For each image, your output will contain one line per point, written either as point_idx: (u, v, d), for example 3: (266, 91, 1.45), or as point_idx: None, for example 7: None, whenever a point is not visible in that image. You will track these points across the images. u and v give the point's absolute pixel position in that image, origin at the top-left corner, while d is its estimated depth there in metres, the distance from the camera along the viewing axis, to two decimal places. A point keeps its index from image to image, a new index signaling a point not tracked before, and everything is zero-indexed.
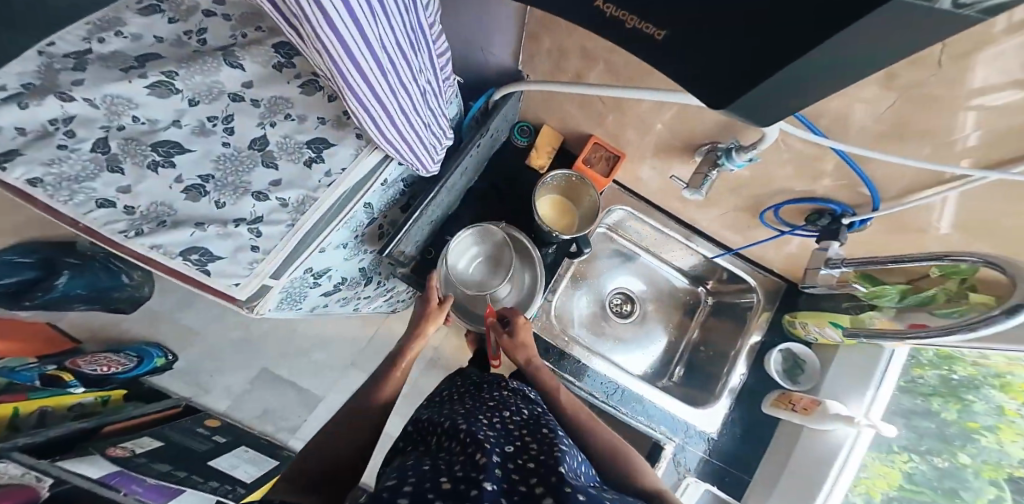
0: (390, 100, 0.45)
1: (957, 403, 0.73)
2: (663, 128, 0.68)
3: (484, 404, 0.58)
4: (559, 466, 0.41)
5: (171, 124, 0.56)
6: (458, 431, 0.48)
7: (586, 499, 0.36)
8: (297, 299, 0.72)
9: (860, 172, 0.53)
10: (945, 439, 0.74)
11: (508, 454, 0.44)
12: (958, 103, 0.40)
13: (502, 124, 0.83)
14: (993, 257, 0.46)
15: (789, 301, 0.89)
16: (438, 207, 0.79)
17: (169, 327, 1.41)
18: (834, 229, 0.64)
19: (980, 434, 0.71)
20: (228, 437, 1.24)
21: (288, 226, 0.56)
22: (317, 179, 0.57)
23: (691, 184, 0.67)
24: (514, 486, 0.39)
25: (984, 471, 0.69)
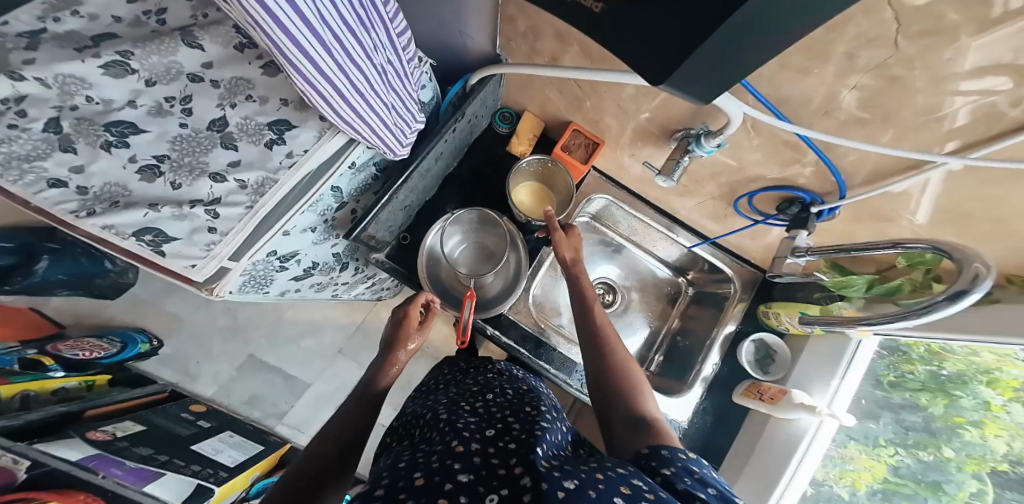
0: (339, 79, 0.44)
1: (946, 398, 0.69)
2: (636, 114, 0.67)
3: (467, 391, 0.58)
4: (535, 448, 0.36)
5: (126, 105, 0.56)
6: (438, 422, 0.47)
7: (562, 475, 0.30)
8: (263, 282, 0.72)
9: (828, 161, 0.52)
10: (931, 433, 0.71)
11: (489, 440, 0.40)
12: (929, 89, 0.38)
13: (482, 109, 0.82)
14: (942, 244, 0.44)
15: (765, 292, 0.89)
16: (413, 191, 0.78)
17: (155, 314, 1.41)
18: (803, 218, 0.63)
19: (965, 430, 0.66)
20: (213, 422, 1.25)
21: (246, 208, 0.56)
22: (278, 161, 0.56)
23: (663, 171, 0.66)
24: (494, 470, 0.33)
25: (967, 465, 0.66)
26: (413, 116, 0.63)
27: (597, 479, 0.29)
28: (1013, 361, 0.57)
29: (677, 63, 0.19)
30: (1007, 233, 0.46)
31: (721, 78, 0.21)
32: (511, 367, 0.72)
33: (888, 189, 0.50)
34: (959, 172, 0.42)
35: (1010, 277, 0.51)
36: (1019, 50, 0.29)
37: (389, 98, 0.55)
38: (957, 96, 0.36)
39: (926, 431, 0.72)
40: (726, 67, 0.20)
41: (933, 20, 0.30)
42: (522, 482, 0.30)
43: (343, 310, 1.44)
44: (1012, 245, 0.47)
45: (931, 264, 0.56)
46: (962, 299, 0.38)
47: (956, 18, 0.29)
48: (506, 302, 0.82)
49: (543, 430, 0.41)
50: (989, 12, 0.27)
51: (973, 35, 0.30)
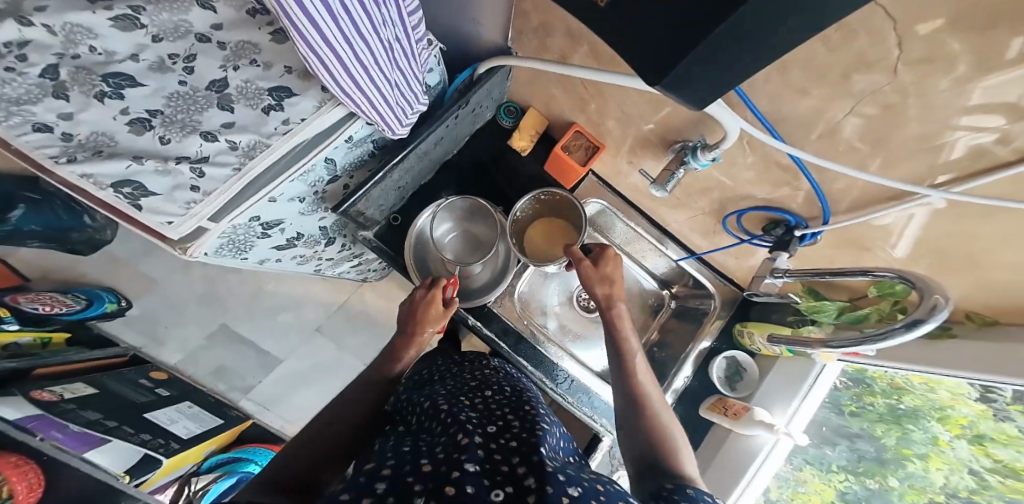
0: (343, 50, 0.43)
1: (898, 431, 0.71)
2: (638, 122, 0.68)
3: (465, 386, 0.63)
4: (534, 452, 0.42)
5: (129, 59, 0.49)
6: (439, 412, 0.52)
7: (566, 480, 0.38)
8: (241, 247, 0.71)
9: (815, 184, 0.53)
10: (881, 462, 0.74)
11: (490, 436, 0.46)
12: (917, 120, 0.39)
13: (486, 100, 0.81)
14: (909, 274, 0.46)
15: (743, 311, 0.92)
16: (408, 173, 0.77)
17: (126, 274, 1.35)
18: (785, 240, 0.65)
19: (910, 461, 0.69)
20: (173, 391, 1.21)
21: (234, 170, 0.55)
22: (273, 126, 0.55)
23: (658, 181, 0.68)
24: (497, 465, 0.40)
25: (907, 495, 0.69)
26: (415, 98, 0.63)
27: (597, 491, 0.37)
28: (965, 400, 0.59)
29: (671, 65, 0.21)
30: (971, 267, 0.49)
31: (713, 83, 0.22)
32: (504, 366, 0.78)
33: (868, 217, 0.52)
34: (933, 205, 0.45)
35: (968, 313, 0.54)
36: (1007, 85, 0.30)
37: (394, 76, 0.54)
38: (941, 128, 0.38)
39: (876, 459, 0.74)
40: (716, 74, 0.21)
41: (933, 48, 0.31)
42: (527, 482, 0.37)
43: (326, 289, 1.41)
44: (975, 280, 0.50)
45: (899, 298, 0.59)
46: (916, 327, 0.39)
47: (956, 48, 0.30)
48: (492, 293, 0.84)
49: (543, 431, 0.48)
50: (987, 43, 0.28)
51: (968, 67, 0.31)
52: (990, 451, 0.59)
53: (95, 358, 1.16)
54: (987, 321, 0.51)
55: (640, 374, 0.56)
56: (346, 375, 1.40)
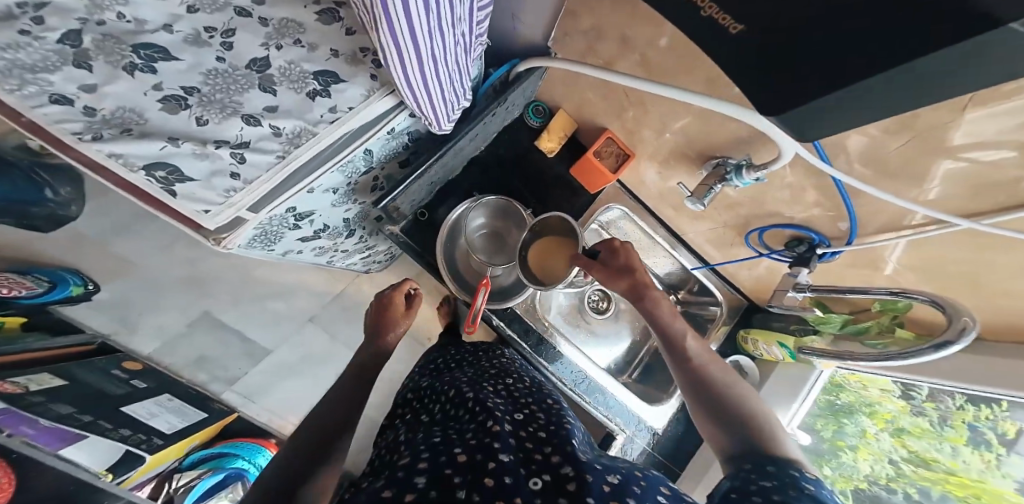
0: (423, 44, 0.41)
1: (834, 424, 0.85)
2: (679, 134, 0.70)
3: (487, 372, 0.65)
4: (570, 440, 0.44)
5: (161, 29, 0.45)
6: (466, 400, 0.53)
7: (602, 468, 0.40)
8: (272, 239, 0.67)
9: (850, 207, 0.57)
10: (818, 453, 0.86)
11: (519, 423, 0.48)
12: (961, 156, 0.43)
13: (519, 99, 0.80)
14: (941, 297, 0.48)
15: (746, 318, 0.98)
16: (441, 170, 0.76)
17: (94, 256, 1.23)
18: (807, 257, 0.69)
19: (844, 451, 0.83)
20: (150, 383, 1.12)
21: (278, 158, 0.52)
22: (319, 114, 0.51)
23: (695, 194, 0.71)
24: (531, 453, 0.41)
25: (839, 482, 0.83)
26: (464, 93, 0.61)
27: (637, 475, 0.40)
28: (891, 396, 0.77)
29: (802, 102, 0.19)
30: (974, 290, 0.55)
31: (833, 124, 0.21)
32: (515, 355, 0.80)
33: (866, 246, 0.59)
34: (959, 234, 0.49)
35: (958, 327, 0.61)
36: None
37: (455, 72, 0.53)
38: (984, 166, 0.42)
39: (815, 450, 0.87)
40: (844, 113, 0.19)
41: (1005, 95, 0.34)
42: (563, 471, 0.39)
43: (321, 278, 1.36)
44: (977, 301, 0.56)
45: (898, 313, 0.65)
46: (944, 348, 0.45)
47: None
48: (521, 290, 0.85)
49: (570, 423, 0.50)
50: None
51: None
52: (906, 443, 0.75)
53: (57, 346, 1.03)
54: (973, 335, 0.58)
55: (700, 358, 0.56)
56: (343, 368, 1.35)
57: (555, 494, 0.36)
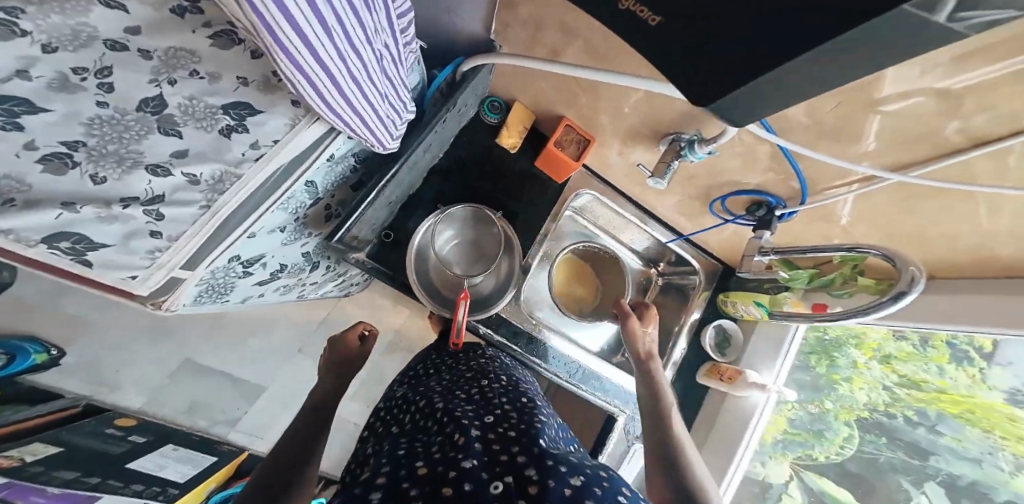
0: (336, 67, 0.34)
1: (827, 360, 0.90)
2: (633, 113, 0.69)
3: (462, 378, 0.68)
4: (537, 441, 0.47)
5: (13, 76, 0.30)
6: (436, 411, 0.57)
7: (566, 468, 0.42)
8: (223, 290, 0.68)
9: (799, 167, 0.58)
10: (817, 389, 0.91)
11: (489, 427, 0.51)
12: (889, 109, 0.43)
13: (470, 99, 0.78)
14: (891, 250, 0.49)
15: (722, 282, 1.00)
16: (400, 184, 0.74)
17: (55, 318, 1.18)
18: (768, 219, 0.69)
19: (839, 384, 0.88)
20: (148, 436, 1.10)
21: (201, 208, 0.47)
22: (240, 152, 0.42)
23: (656, 173, 0.71)
24: (497, 456, 0.45)
25: (841, 413, 0.88)
26: (404, 104, 0.53)
27: (601, 477, 0.43)
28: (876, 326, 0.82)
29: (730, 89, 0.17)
30: (920, 237, 0.57)
31: (752, 110, 0.19)
32: (500, 353, 0.82)
33: (825, 201, 0.60)
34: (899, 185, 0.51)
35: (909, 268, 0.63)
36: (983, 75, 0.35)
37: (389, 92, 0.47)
38: (910, 116, 0.42)
39: (815, 389, 0.91)
40: (763, 100, 0.18)
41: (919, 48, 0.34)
42: (527, 472, 0.42)
43: (302, 307, 1.35)
44: (916, 248, 0.59)
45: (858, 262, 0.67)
46: (901, 299, 0.46)
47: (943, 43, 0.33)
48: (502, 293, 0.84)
49: (541, 424, 0.54)
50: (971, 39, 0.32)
51: (952, 63, 0.35)
52: (895, 368, 0.81)
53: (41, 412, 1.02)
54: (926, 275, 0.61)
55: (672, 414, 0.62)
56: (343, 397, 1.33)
57: (517, 494, 0.39)
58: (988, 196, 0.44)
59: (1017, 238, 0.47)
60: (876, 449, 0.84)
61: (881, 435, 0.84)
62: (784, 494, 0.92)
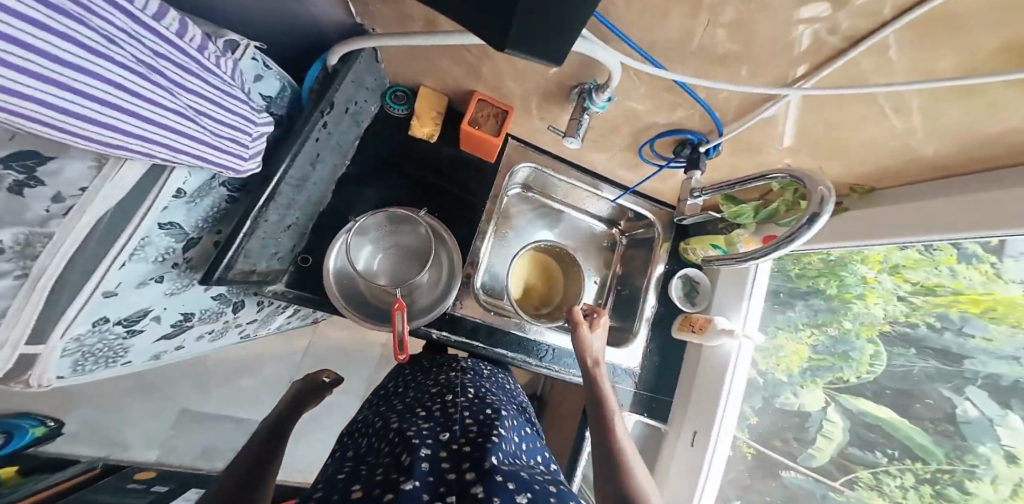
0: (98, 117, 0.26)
1: (836, 280, 0.78)
2: (534, 76, 0.62)
3: (427, 393, 0.66)
4: (486, 458, 0.46)
5: None
6: (389, 432, 0.55)
7: (514, 485, 0.41)
8: (113, 357, 0.56)
9: (704, 103, 0.53)
10: (832, 311, 0.78)
11: (442, 444, 0.50)
12: (764, 20, 0.37)
13: (370, 96, 0.69)
14: (796, 171, 0.46)
15: (682, 229, 0.96)
16: (306, 210, 0.63)
17: (20, 397, 1.13)
18: (695, 158, 0.63)
19: (853, 302, 0.75)
20: (169, 485, 1.04)
21: (18, 280, 0.37)
22: (43, 207, 0.34)
23: (567, 131, 0.62)
24: (445, 476, 0.43)
25: (862, 331, 0.73)
26: (251, 122, 0.43)
27: (547, 491, 0.43)
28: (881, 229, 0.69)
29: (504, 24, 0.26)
30: (843, 150, 0.53)
31: (554, 33, 0.27)
32: (479, 363, 0.76)
33: (758, 117, 0.51)
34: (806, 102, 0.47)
35: (852, 186, 0.60)
36: None
37: (225, 120, 0.39)
38: (787, 23, 0.36)
39: (828, 309, 0.79)
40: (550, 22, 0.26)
41: None
42: (473, 490, 0.40)
43: (281, 341, 1.33)
44: (852, 159, 0.53)
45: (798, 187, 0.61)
46: (816, 221, 0.41)
47: None
48: (441, 304, 0.72)
49: (498, 437, 0.52)
50: None
51: None
52: (906, 277, 0.67)
53: (68, 475, 1.00)
54: (867, 190, 0.58)
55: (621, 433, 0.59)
56: (341, 411, 1.34)
57: None
58: (890, 96, 0.41)
59: (937, 137, 0.44)
60: (910, 361, 0.67)
61: (910, 346, 0.67)
62: (824, 420, 0.75)
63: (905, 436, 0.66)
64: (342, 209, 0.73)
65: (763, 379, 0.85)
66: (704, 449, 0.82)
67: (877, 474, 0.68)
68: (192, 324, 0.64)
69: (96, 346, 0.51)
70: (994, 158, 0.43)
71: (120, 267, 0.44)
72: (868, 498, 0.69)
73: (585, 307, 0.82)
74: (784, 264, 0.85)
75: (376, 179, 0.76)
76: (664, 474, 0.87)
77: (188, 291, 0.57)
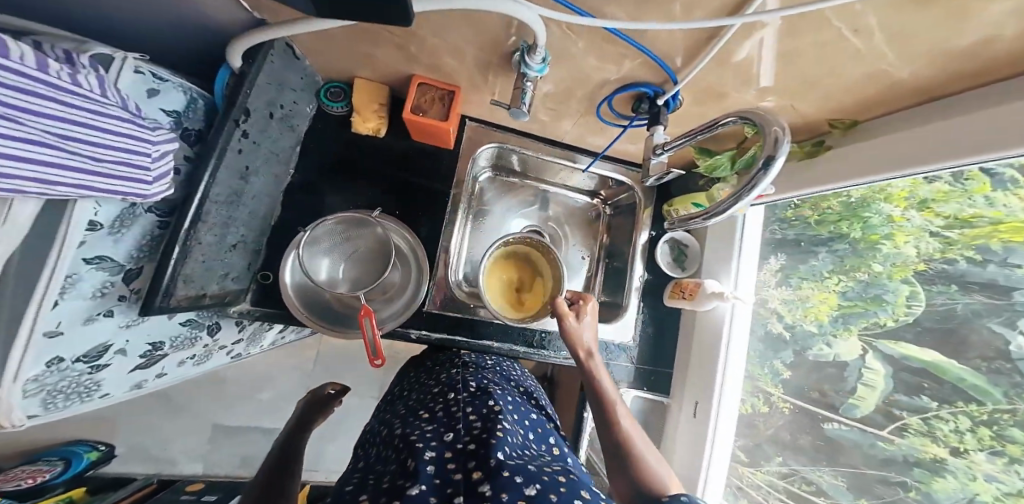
0: None
1: (858, 222, 0.63)
2: (465, 51, 0.56)
3: (429, 394, 0.60)
4: (495, 453, 0.41)
5: None
6: (394, 438, 0.49)
7: (523, 479, 0.37)
8: (85, 392, 0.57)
9: (649, 52, 0.48)
10: (858, 254, 0.64)
11: (447, 445, 0.44)
12: None
13: (300, 94, 0.66)
14: (748, 114, 0.43)
15: (663, 191, 0.90)
16: (252, 221, 0.62)
17: (54, 428, 1.13)
18: (655, 113, 0.58)
19: (881, 245, 0.61)
20: (217, 494, 1.07)
21: None
22: None
23: (512, 102, 0.56)
24: (451, 477, 0.38)
25: (895, 273, 0.59)
26: (146, 143, 0.41)
27: (557, 481, 0.38)
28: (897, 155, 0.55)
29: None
30: (804, 83, 0.48)
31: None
32: (482, 357, 0.73)
33: (710, 55, 0.44)
34: (756, 37, 0.41)
35: (833, 122, 0.56)
36: None
37: (112, 145, 0.36)
38: None
39: (854, 254, 0.65)
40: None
41: None
42: (482, 489, 0.35)
43: (288, 351, 1.28)
44: (830, 83, 0.47)
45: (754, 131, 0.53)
46: (772, 165, 0.39)
47: None
48: (412, 305, 0.69)
49: (504, 430, 0.46)
50: None
51: None
52: (938, 212, 0.53)
53: (128, 492, 1.03)
54: (849, 124, 0.55)
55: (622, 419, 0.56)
56: (360, 413, 1.31)
57: None
58: (844, 17, 0.35)
59: (910, 54, 0.38)
60: (952, 298, 0.53)
61: (950, 283, 0.53)
62: (862, 369, 0.62)
63: (954, 379, 0.52)
64: (297, 218, 0.71)
65: (791, 332, 0.74)
66: (706, 420, 0.77)
67: (927, 420, 0.54)
68: (165, 353, 0.65)
69: (60, 384, 0.52)
70: (976, 70, 0.38)
71: (54, 307, 0.44)
72: (921, 446, 0.55)
73: (568, 294, 0.72)
74: (802, 211, 0.72)
75: (330, 182, 0.73)
76: (670, 452, 0.82)
77: (146, 322, 0.57)
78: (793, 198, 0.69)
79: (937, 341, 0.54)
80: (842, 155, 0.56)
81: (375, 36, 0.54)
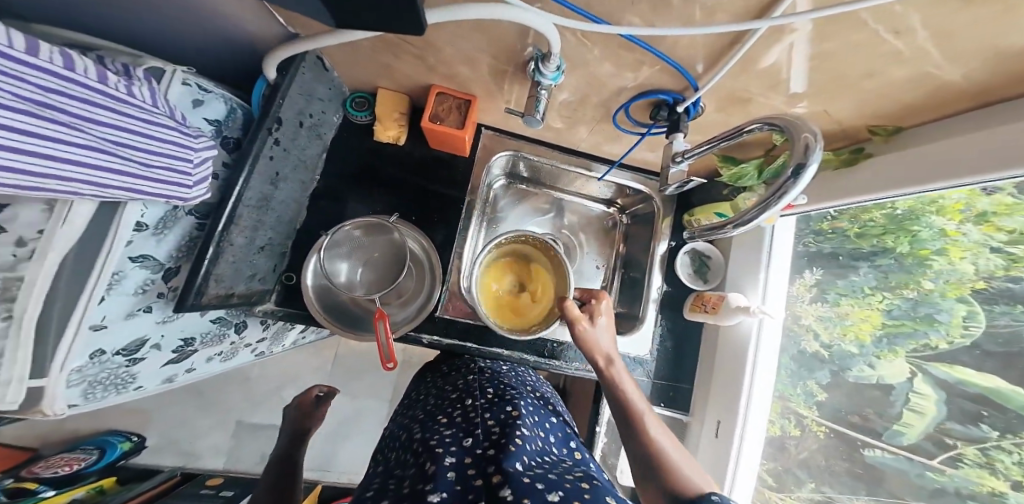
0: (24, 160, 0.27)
1: (905, 236, 0.58)
2: (482, 59, 0.57)
3: (446, 400, 0.59)
4: (513, 459, 0.40)
5: None
6: (413, 442, 0.49)
7: (545, 486, 0.36)
8: (119, 384, 0.60)
9: (666, 58, 0.46)
10: (906, 270, 0.59)
11: (466, 450, 0.43)
12: None
13: (327, 103, 0.69)
14: (774, 120, 0.41)
15: (684, 201, 0.87)
16: (279, 223, 0.65)
17: (98, 417, 1.22)
18: (675, 120, 0.57)
19: (932, 261, 0.55)
20: (236, 489, 1.11)
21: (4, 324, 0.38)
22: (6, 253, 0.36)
23: (526, 111, 0.56)
24: (472, 482, 0.37)
25: (948, 291, 0.54)
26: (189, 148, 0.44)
27: (580, 488, 0.37)
28: None
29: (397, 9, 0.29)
30: (835, 87, 0.46)
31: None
32: (498, 364, 0.72)
33: (732, 61, 0.43)
34: (780, 40, 0.40)
35: (873, 129, 0.53)
36: None
37: (159, 149, 0.39)
38: None
39: (901, 270, 0.60)
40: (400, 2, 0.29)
41: None
42: (502, 492, 0.34)
43: (311, 351, 1.32)
44: (863, 86, 0.44)
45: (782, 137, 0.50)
46: (803, 172, 0.36)
47: None
48: (427, 306, 0.69)
49: (522, 437, 0.45)
50: None
51: None
52: (999, 225, 0.47)
53: (155, 482, 1.09)
54: (891, 130, 0.52)
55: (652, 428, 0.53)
56: (376, 415, 1.33)
57: None
58: (881, 18, 0.33)
59: (955, 54, 0.35)
60: (1016, 320, 0.48)
61: (1015, 302, 0.48)
62: (910, 394, 0.57)
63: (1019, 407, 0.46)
64: (319, 223, 0.74)
65: (828, 352, 0.69)
66: (728, 443, 0.72)
67: (986, 450, 0.49)
68: (195, 348, 0.69)
69: (99, 375, 0.56)
70: None
71: (100, 301, 0.48)
72: (977, 479, 0.50)
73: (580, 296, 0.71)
74: (841, 223, 0.66)
75: (349, 189, 0.76)
76: None
77: (181, 319, 0.61)
78: (826, 210, 0.65)
79: (1000, 366, 0.49)
80: (883, 164, 0.52)
81: (396, 47, 0.56)
